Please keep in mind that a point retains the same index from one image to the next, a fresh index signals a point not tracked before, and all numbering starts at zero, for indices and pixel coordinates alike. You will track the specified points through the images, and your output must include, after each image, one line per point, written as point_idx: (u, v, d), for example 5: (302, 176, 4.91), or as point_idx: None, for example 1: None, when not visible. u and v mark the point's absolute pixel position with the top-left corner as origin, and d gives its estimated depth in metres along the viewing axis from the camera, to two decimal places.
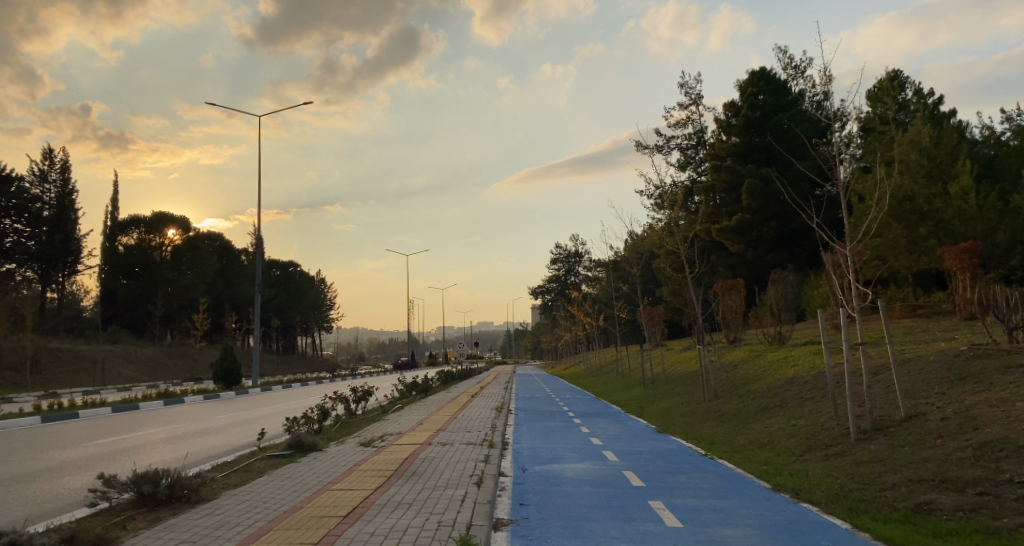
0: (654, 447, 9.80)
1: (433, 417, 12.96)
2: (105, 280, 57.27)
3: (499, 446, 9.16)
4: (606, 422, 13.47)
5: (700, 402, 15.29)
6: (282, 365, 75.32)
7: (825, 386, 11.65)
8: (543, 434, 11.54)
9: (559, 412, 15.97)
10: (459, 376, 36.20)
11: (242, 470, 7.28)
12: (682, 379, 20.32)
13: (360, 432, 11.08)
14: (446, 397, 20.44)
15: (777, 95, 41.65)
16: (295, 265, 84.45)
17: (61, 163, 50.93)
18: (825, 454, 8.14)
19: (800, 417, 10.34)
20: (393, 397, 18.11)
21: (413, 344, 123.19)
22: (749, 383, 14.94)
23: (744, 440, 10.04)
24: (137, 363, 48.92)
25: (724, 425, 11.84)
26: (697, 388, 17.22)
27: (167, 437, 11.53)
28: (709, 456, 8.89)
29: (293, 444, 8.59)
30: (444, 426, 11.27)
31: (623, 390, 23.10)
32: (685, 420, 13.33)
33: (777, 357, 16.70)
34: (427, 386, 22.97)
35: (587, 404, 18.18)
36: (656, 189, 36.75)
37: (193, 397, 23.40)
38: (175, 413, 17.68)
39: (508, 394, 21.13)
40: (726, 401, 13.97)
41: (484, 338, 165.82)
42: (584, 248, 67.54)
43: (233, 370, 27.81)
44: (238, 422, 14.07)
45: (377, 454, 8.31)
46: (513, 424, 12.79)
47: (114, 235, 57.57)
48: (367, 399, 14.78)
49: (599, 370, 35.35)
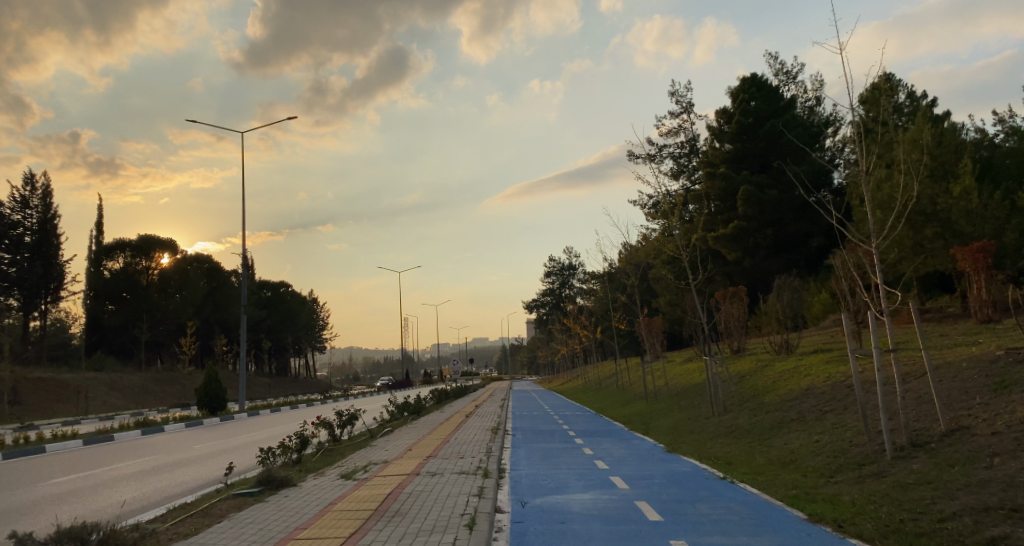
0: (665, 471, 8.91)
1: (424, 442, 12.02)
2: (90, 306, 56.05)
3: (495, 475, 8.23)
4: (609, 441, 12.58)
5: (708, 417, 14.45)
6: (274, 387, 73.96)
7: (846, 397, 10.82)
8: (543, 458, 10.60)
9: (559, 432, 15.08)
10: (454, 395, 35.13)
11: (200, 515, 6.34)
12: (686, 392, 19.46)
13: (343, 461, 10.13)
14: (440, 418, 19.50)
15: (768, 101, 41.18)
16: (286, 286, 83.31)
17: (43, 188, 49.64)
18: (861, 475, 7.30)
19: (823, 432, 9.51)
20: (383, 419, 17.17)
21: (408, 361, 121.79)
22: (760, 395, 14.11)
23: (764, 459, 9.19)
24: (122, 391, 47.62)
25: (739, 443, 10.99)
26: (703, 402, 16.38)
27: (131, 475, 10.51)
28: (729, 480, 8.01)
29: (262, 479, 7.63)
30: (435, 452, 10.34)
31: (624, 405, 22.16)
32: (696, 437, 12.47)
33: (787, 367, 15.89)
34: (419, 406, 21.99)
35: (588, 422, 17.27)
36: (649, 199, 36.09)
37: (175, 425, 22.36)
38: (151, 443, 16.64)
39: (504, 413, 20.24)
40: (737, 416, 13.14)
41: (480, 354, 164.40)
42: (578, 260, 66.81)
43: (218, 394, 26.73)
44: (214, 453, 13.07)
45: (358, 488, 7.37)
46: (510, 447, 11.86)
47: (99, 260, 56.09)
48: (353, 423, 13.83)
49: (598, 384, 34.42)
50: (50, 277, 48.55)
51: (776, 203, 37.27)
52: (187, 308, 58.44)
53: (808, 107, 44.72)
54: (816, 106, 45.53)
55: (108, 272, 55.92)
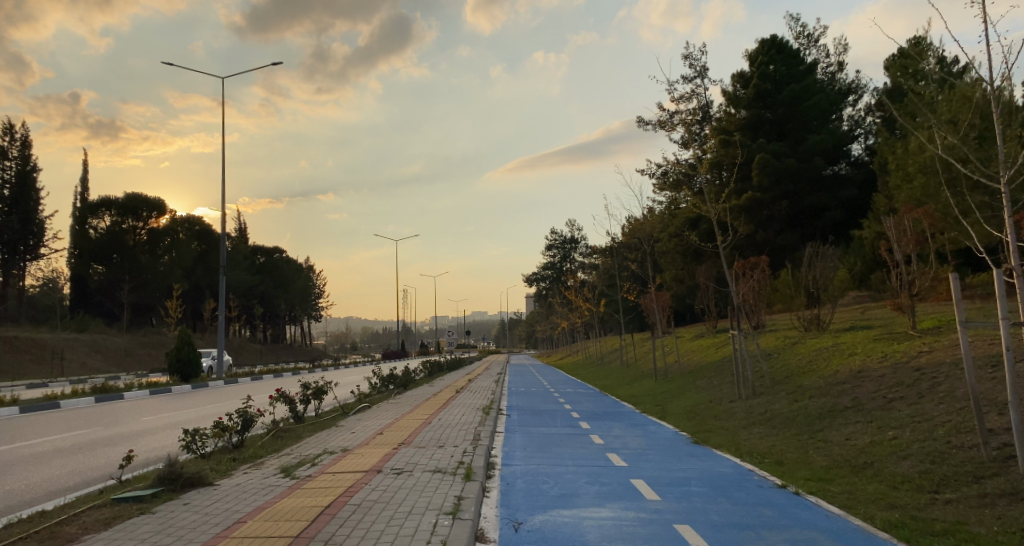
0: (702, 475, 6.84)
1: (399, 424, 10.01)
2: (74, 265, 53.94)
3: (480, 477, 6.19)
4: (621, 427, 10.59)
5: (734, 401, 12.44)
6: (265, 354, 72.35)
7: (915, 383, 8.86)
8: (542, 449, 8.57)
9: (561, 412, 13.15)
10: (448, 368, 33.31)
11: (36, 538, 4.26)
12: (703, 370, 17.48)
13: (293, 448, 8.12)
14: (427, 392, 17.59)
15: (788, 65, 38.51)
16: (280, 251, 81.22)
17: (22, 140, 47.41)
18: (985, 494, 5.26)
19: (899, 427, 7.52)
20: (361, 393, 15.23)
21: (405, 332, 120.26)
22: (796, 377, 12.17)
23: (825, 460, 7.20)
24: (104, 352, 46.05)
25: (781, 434, 9.06)
26: (725, 383, 14.47)
27: (31, 459, 8.49)
28: (790, 491, 6.03)
29: (163, 477, 5.56)
30: (408, 440, 8.33)
31: (631, 384, 20.18)
32: (719, 425, 10.54)
33: (822, 346, 13.94)
34: (407, 378, 20.01)
35: (594, 402, 15.29)
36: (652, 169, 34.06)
37: (137, 392, 20.44)
38: (99, 412, 14.66)
39: (498, 389, 18.37)
40: (769, 401, 11.20)
41: (478, 327, 163.04)
42: (581, 233, 64.49)
43: (190, 361, 24.77)
44: (153, 429, 11.09)
45: (289, 495, 5.31)
46: (504, 432, 9.88)
47: (84, 218, 53.64)
48: (321, 398, 11.87)
49: (600, 360, 32.62)
50: (28, 233, 46.38)
51: (792, 174, 34.98)
52: (174, 272, 56.46)
53: (828, 74, 41.98)
54: (836, 72, 42.89)
55: (93, 231, 53.53)
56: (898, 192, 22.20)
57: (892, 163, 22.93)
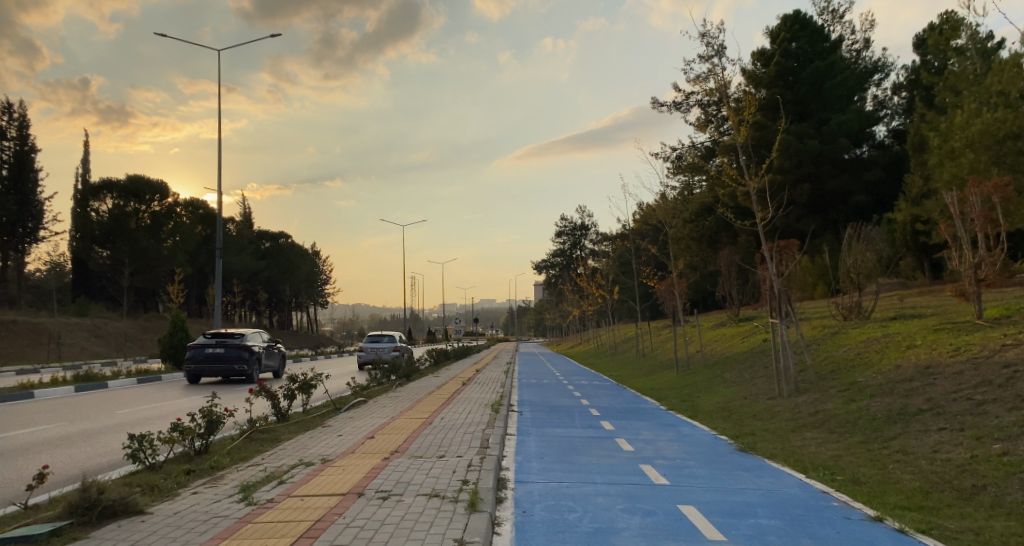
0: (767, 499, 5.47)
1: (395, 425, 8.71)
2: (76, 248, 52.92)
3: (491, 505, 4.83)
4: (650, 430, 9.24)
5: (774, 399, 11.12)
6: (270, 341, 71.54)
7: (1010, 380, 7.42)
8: (563, 458, 7.22)
9: (578, 409, 11.82)
10: (455, 357, 32.13)
11: None
12: (731, 362, 16.12)
13: (266, 456, 6.79)
14: (431, 384, 16.30)
15: (813, 41, 36.52)
16: (286, 237, 80.04)
17: (20, 119, 46.17)
18: None
19: (1007, 438, 6.08)
20: (359, 386, 13.95)
21: (412, 320, 119.23)
22: (846, 372, 10.78)
23: (917, 479, 5.81)
24: (105, 338, 45.32)
25: (845, 442, 7.66)
26: (759, 378, 13.09)
27: None
28: (894, 528, 4.62)
29: (73, 506, 4.22)
30: (402, 447, 6.99)
31: (650, 376, 18.79)
32: (765, 428, 9.16)
33: (870, 336, 12.50)
34: (410, 368, 18.75)
35: (613, 397, 13.94)
36: (669, 151, 32.55)
37: (123, 380, 19.18)
38: (74, 404, 13.46)
39: (508, 380, 17.06)
40: (817, 400, 9.83)
41: (485, 315, 162.37)
42: (592, 220, 62.85)
43: (184, 348, 23.57)
44: (122, 428, 9.84)
45: (230, 538, 3.92)
46: (516, 436, 8.54)
47: (85, 201, 52.52)
48: (311, 392, 10.58)
49: (613, 349, 31.28)
50: (27, 215, 45.33)
51: (815, 156, 32.98)
52: (177, 256, 55.56)
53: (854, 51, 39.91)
54: (862, 51, 40.89)
55: (96, 214, 52.39)
56: (939, 172, 20.60)
57: (932, 142, 21.32)
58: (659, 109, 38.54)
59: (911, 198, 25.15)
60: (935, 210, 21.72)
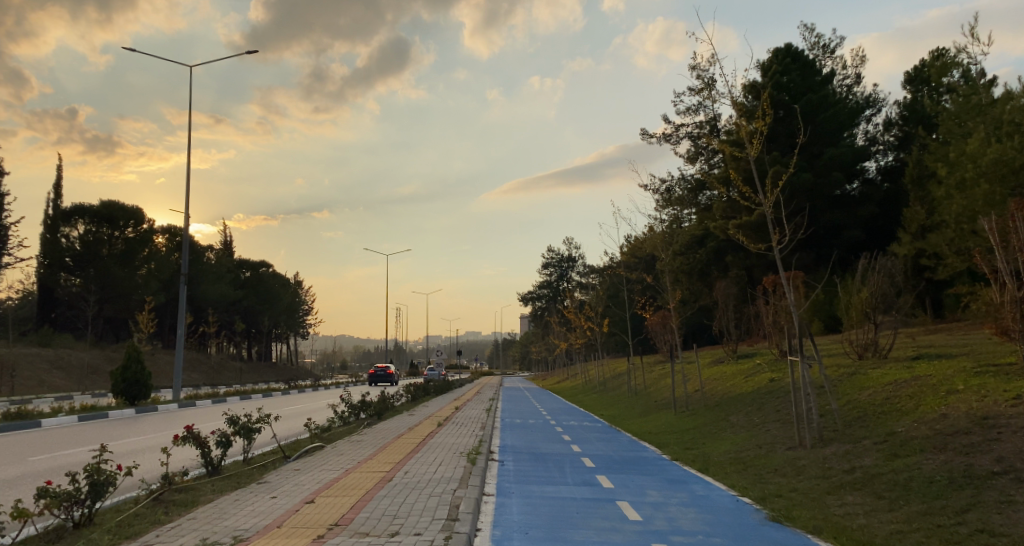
0: None
1: (347, 482, 7.10)
2: (44, 275, 50.71)
3: None
4: (656, 489, 7.70)
5: (795, 449, 9.68)
6: (246, 373, 69.07)
7: None
8: (554, 533, 5.64)
9: (569, 458, 10.26)
10: (436, 392, 30.36)
11: None
12: (736, 403, 14.71)
13: (164, 531, 5.15)
14: (405, 424, 14.72)
15: (805, 74, 35.88)
16: (267, 266, 78.06)
17: None
18: None
19: None
20: (320, 428, 12.32)
21: (396, 352, 116.84)
22: (879, 417, 9.41)
23: None
24: (67, 369, 43.06)
25: (904, 512, 6.15)
26: (772, 423, 11.71)
27: None
28: None
29: None
30: (346, 519, 5.39)
31: (645, 417, 17.27)
32: (794, 488, 7.67)
33: (896, 377, 11.17)
34: (383, 404, 17.13)
35: (608, 442, 12.38)
36: (662, 182, 31.54)
37: (63, 417, 17.32)
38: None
39: (491, 420, 15.49)
40: (851, 453, 8.35)
41: (470, 348, 160.09)
42: (580, 252, 61.77)
43: (140, 381, 21.66)
44: (21, 483, 8.16)
45: None
46: (495, 499, 6.96)
47: (56, 226, 50.15)
48: (256, 438, 8.97)
49: (601, 385, 29.79)
50: None
51: (808, 189, 31.81)
52: (151, 284, 53.54)
53: (846, 85, 39.31)
54: (853, 85, 40.49)
55: (66, 240, 50.15)
56: (948, 203, 19.57)
57: (938, 173, 20.42)
58: (648, 141, 37.82)
59: (913, 231, 24.20)
60: (943, 243, 20.74)
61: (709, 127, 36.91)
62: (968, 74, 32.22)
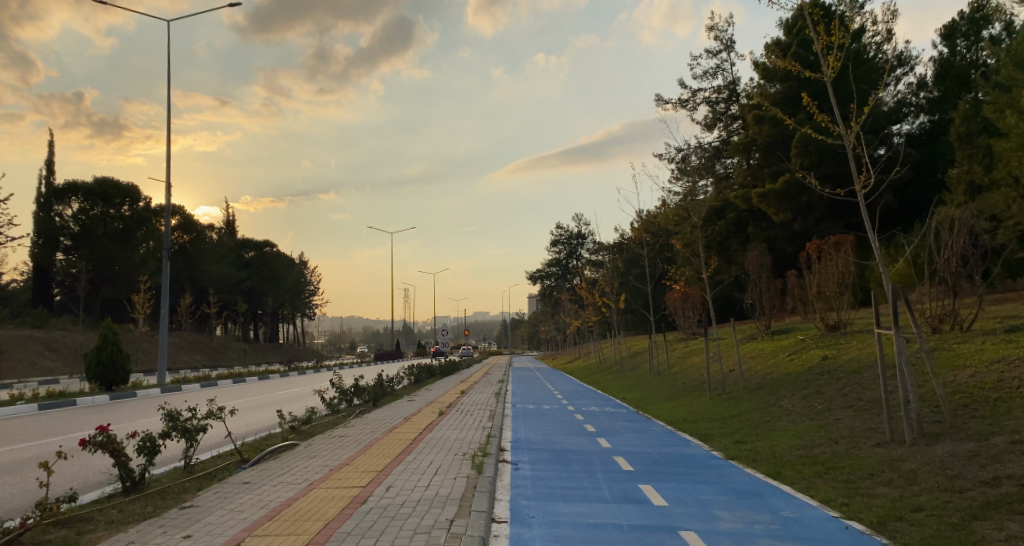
0: None
1: (303, 507, 5.09)
2: (37, 255, 48.32)
3: None
4: (725, 511, 5.67)
5: (884, 446, 7.70)
6: (250, 354, 67.66)
7: None
8: None
9: (597, 459, 8.21)
10: (442, 374, 28.47)
11: None
12: (782, 386, 12.66)
13: None
14: (401, 412, 12.75)
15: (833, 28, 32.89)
16: (270, 245, 76.15)
17: None
18: None
19: None
20: (295, 419, 10.26)
21: (403, 333, 115.21)
22: (999, 403, 7.39)
23: None
24: (61, 352, 41.58)
25: None
26: (837, 410, 9.73)
27: None
28: None
29: None
30: None
31: (674, 401, 15.27)
32: (915, 506, 5.58)
33: (999, 353, 9.08)
34: (379, 389, 15.16)
35: (641, 435, 10.38)
36: (679, 150, 29.30)
37: (24, 407, 15.50)
38: None
39: (500, 408, 13.51)
40: (981, 457, 6.26)
41: (477, 329, 158.50)
42: (590, 227, 59.36)
43: (117, 364, 19.84)
44: None
45: None
46: (509, 533, 4.90)
47: (49, 204, 48.07)
48: (198, 442, 6.90)
49: (616, 365, 27.91)
50: None
51: None
52: (149, 264, 51.77)
53: None
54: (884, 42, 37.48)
55: (60, 219, 48.18)
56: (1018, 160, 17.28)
57: (1004, 124, 18.08)
58: (663, 106, 35.52)
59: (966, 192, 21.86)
60: (1006, 204, 18.48)
61: (728, 91, 34.57)
62: (1012, 23, 29.18)
